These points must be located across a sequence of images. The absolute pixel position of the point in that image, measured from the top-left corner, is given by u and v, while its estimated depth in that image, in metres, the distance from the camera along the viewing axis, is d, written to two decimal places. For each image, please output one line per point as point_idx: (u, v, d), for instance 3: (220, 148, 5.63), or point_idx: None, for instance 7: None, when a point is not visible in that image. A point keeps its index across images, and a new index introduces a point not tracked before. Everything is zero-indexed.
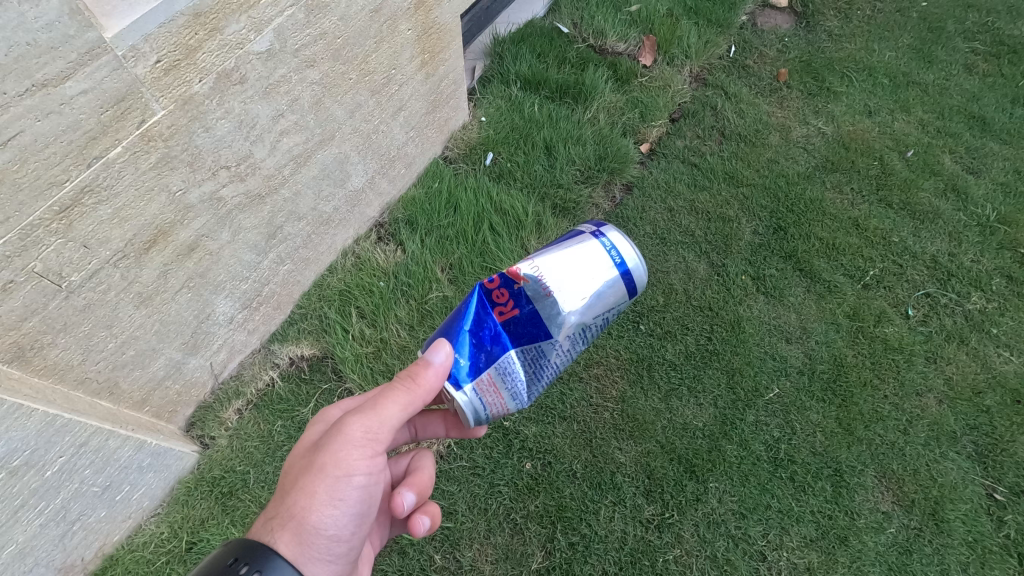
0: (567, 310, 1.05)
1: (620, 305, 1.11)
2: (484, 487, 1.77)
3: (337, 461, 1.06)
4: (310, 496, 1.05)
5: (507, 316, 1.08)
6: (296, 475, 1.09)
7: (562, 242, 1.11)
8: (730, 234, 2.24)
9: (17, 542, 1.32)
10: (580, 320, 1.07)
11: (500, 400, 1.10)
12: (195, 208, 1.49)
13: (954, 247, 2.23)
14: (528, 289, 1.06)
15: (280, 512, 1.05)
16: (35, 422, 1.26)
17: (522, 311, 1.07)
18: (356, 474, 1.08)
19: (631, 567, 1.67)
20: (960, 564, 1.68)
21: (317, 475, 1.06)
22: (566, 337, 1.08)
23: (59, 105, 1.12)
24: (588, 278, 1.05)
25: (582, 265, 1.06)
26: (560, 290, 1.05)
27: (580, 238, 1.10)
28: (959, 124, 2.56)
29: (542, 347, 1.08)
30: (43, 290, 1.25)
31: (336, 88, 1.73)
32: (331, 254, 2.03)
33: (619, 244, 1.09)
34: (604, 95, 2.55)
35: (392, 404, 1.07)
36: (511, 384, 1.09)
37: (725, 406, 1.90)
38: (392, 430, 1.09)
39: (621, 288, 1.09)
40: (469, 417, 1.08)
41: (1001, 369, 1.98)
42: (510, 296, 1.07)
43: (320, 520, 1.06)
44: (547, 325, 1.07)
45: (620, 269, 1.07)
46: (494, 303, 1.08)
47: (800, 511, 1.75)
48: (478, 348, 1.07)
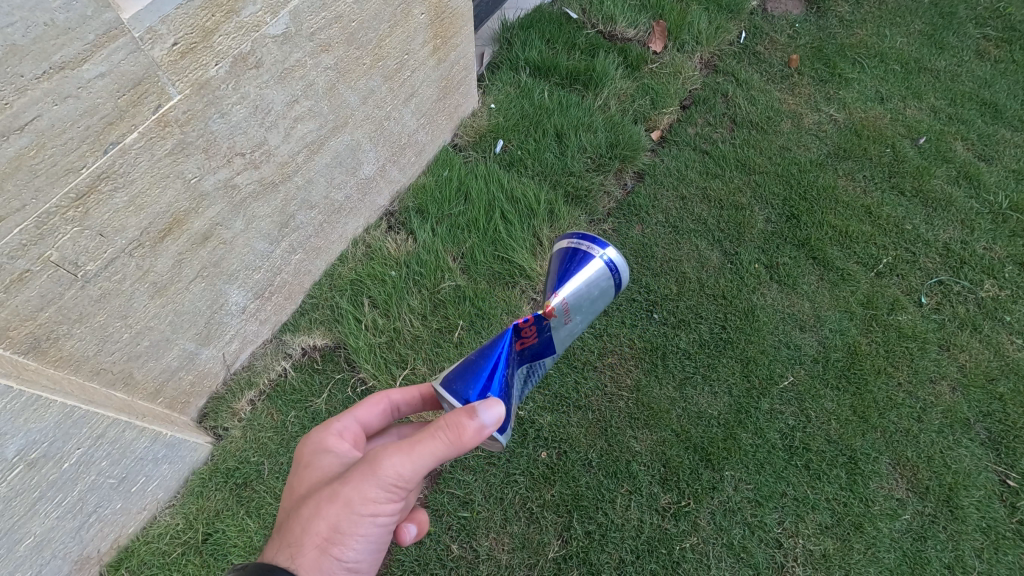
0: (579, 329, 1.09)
1: None
2: (499, 476, 1.77)
3: (368, 499, 0.98)
4: (338, 527, 0.99)
5: (526, 344, 1.05)
6: (321, 502, 1.01)
7: (571, 268, 1.04)
8: (743, 222, 2.22)
9: (35, 534, 1.31)
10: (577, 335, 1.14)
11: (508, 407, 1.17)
12: (209, 196, 1.46)
13: (966, 234, 2.22)
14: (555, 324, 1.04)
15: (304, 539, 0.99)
16: (54, 414, 1.25)
17: (541, 338, 1.06)
18: (386, 509, 1.01)
19: (648, 555, 1.68)
20: (974, 550, 1.69)
21: (348, 507, 0.99)
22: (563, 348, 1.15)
23: (77, 89, 1.10)
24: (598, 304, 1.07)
25: (597, 295, 1.05)
26: (576, 321, 1.07)
27: (587, 262, 1.03)
28: (971, 111, 2.54)
29: (543, 360, 1.15)
30: (59, 280, 1.23)
31: (350, 74, 1.71)
32: (342, 243, 2.00)
33: (626, 266, 1.06)
34: (614, 82, 2.52)
35: (433, 451, 0.95)
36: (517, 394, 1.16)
37: (739, 394, 1.90)
38: (424, 472, 0.99)
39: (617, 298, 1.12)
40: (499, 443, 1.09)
41: (1014, 357, 1.98)
42: (535, 330, 1.04)
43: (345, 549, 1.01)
44: (555, 345, 1.11)
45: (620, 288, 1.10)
46: (519, 337, 1.04)
47: (815, 498, 1.76)
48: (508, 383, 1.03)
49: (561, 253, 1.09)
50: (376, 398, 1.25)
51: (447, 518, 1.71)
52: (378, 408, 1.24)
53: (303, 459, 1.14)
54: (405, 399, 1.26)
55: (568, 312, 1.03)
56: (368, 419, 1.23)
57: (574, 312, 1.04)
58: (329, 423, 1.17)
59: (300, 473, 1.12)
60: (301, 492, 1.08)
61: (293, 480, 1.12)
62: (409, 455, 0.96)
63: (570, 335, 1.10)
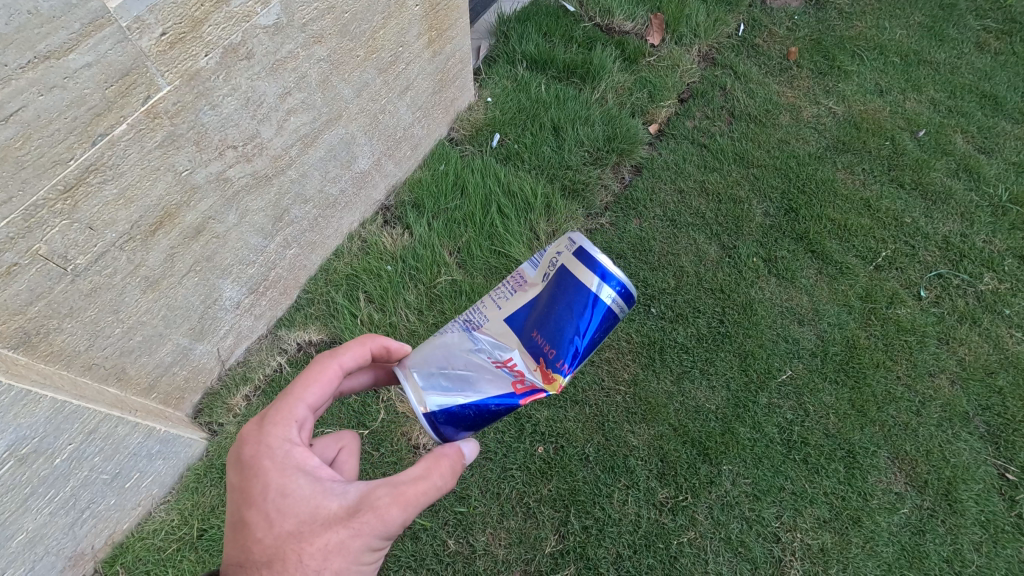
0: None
1: None
2: (496, 471, 1.76)
3: (374, 544, 0.90)
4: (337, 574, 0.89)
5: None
6: (315, 549, 0.88)
7: (594, 329, 1.00)
8: (741, 216, 2.21)
9: (27, 530, 1.30)
10: None
11: None
12: (201, 189, 1.45)
13: (966, 227, 2.21)
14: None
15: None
16: (44, 409, 1.24)
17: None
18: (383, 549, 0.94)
19: (646, 550, 1.67)
20: (973, 544, 1.68)
21: (351, 554, 0.89)
22: None
23: (63, 79, 1.08)
24: None
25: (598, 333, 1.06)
26: None
27: (608, 317, 1.01)
28: (971, 104, 2.53)
29: None
30: (48, 274, 1.22)
31: (343, 66, 1.69)
32: (338, 238, 1.99)
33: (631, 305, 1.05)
34: (612, 75, 2.51)
35: (441, 491, 0.93)
36: None
37: (737, 388, 1.89)
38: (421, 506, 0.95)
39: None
40: None
41: (1014, 350, 1.97)
42: None
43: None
44: None
45: None
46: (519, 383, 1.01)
47: (814, 493, 1.75)
48: None
49: (581, 289, 1.00)
50: (329, 369, 1.03)
51: (444, 513, 1.70)
52: (332, 384, 1.04)
53: (256, 478, 0.94)
54: (359, 362, 1.07)
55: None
56: (320, 403, 1.03)
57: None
58: (285, 425, 0.97)
59: (259, 501, 0.92)
60: (268, 528, 0.90)
61: (247, 510, 0.92)
62: (421, 498, 0.90)
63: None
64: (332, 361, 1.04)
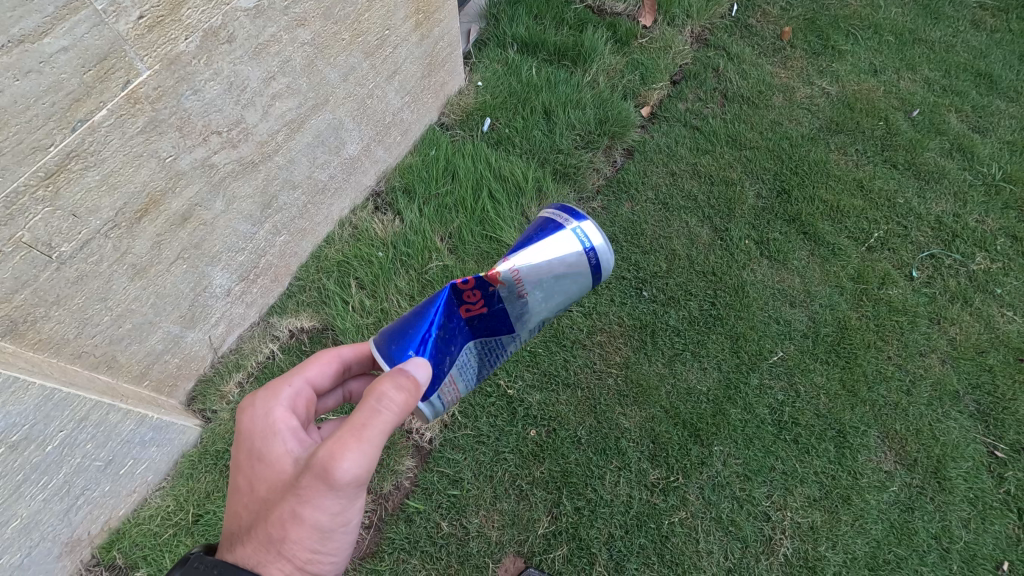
0: (536, 307, 1.00)
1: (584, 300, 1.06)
2: (488, 454, 1.77)
3: (330, 499, 0.91)
4: (299, 530, 0.91)
5: (473, 311, 1.00)
6: (278, 508, 0.92)
7: (539, 236, 0.97)
8: (733, 198, 2.20)
9: (21, 516, 1.31)
10: (545, 317, 1.03)
11: (455, 388, 1.05)
12: (186, 175, 1.45)
13: (959, 207, 2.20)
14: (504, 294, 0.97)
15: (263, 548, 0.91)
16: (33, 396, 1.24)
17: (493, 309, 0.99)
18: (350, 504, 0.94)
19: (637, 530, 1.68)
20: (961, 520, 1.70)
21: (310, 511, 0.91)
22: (527, 331, 1.04)
23: (39, 63, 1.08)
24: (563, 278, 0.98)
25: (559, 265, 0.96)
26: (534, 293, 0.98)
27: (558, 232, 0.97)
28: (966, 82, 2.51)
29: (501, 339, 1.04)
30: (33, 261, 1.22)
31: (329, 50, 1.68)
32: (328, 225, 1.99)
33: (604, 252, 0.98)
34: (603, 57, 2.48)
35: (382, 428, 0.89)
36: (466, 374, 1.05)
37: (728, 370, 1.90)
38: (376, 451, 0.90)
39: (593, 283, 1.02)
40: (426, 414, 1.01)
41: (1004, 329, 1.98)
42: (482, 296, 0.97)
43: (320, 556, 0.96)
44: (513, 322, 1.01)
45: (590, 266, 0.98)
46: (462, 301, 0.98)
47: (804, 472, 1.76)
48: (443, 352, 0.98)
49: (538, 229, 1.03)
50: (327, 356, 1.16)
51: (437, 496, 1.71)
52: (329, 368, 1.16)
53: (241, 445, 1.02)
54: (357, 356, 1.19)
55: (520, 281, 0.95)
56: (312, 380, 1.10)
57: (529, 283, 0.96)
58: (270, 396, 1.07)
59: (244, 467, 1.01)
60: (250, 492, 0.98)
61: (237, 477, 1.01)
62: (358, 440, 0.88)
63: (530, 311, 1.01)
64: (331, 351, 1.16)
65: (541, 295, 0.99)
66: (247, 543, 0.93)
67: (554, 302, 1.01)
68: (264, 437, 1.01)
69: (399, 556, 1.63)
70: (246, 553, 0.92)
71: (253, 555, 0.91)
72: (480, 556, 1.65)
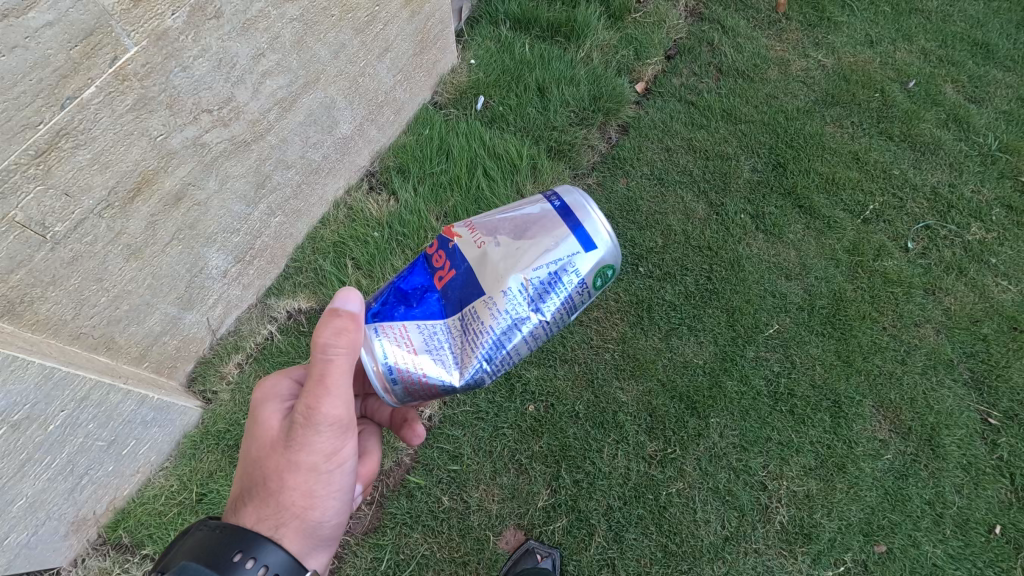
0: (504, 262, 0.84)
1: (582, 267, 0.84)
2: (487, 430, 1.79)
3: (314, 448, 0.95)
4: (293, 481, 0.95)
5: (446, 279, 0.88)
6: (269, 464, 0.96)
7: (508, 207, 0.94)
8: (729, 172, 2.20)
9: (26, 495, 1.33)
10: (521, 276, 0.83)
11: (417, 365, 0.85)
12: (178, 154, 1.44)
13: (955, 177, 2.20)
14: (462, 246, 0.88)
15: (264, 503, 0.95)
16: (33, 374, 1.26)
17: (459, 269, 0.87)
18: (335, 448, 0.97)
19: (635, 501, 1.71)
20: (954, 485, 1.73)
21: (301, 459, 0.95)
22: (504, 295, 0.83)
23: (25, 38, 1.07)
24: (528, 229, 0.86)
25: (523, 220, 0.88)
26: (495, 244, 0.86)
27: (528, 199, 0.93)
28: (962, 53, 2.49)
29: (474, 308, 0.84)
30: (27, 241, 1.22)
31: (318, 26, 1.67)
32: (323, 206, 1.98)
33: (577, 201, 0.87)
34: (597, 33, 2.46)
35: (341, 372, 0.90)
36: (434, 350, 0.85)
37: (725, 343, 1.91)
38: (343, 395, 0.92)
39: (576, 238, 0.84)
40: (372, 377, 0.86)
41: (999, 298, 1.99)
42: (447, 255, 0.89)
43: (321, 505, 0.99)
44: (480, 280, 0.84)
45: (565, 218, 0.85)
46: (434, 269, 0.91)
47: (800, 442, 1.78)
48: (401, 304, 0.89)
49: None
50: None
51: (438, 471, 1.73)
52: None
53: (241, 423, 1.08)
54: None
55: (478, 231, 0.89)
56: None
57: (487, 233, 0.88)
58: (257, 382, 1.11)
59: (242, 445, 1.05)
60: (246, 460, 1.02)
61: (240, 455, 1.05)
62: (323, 386, 0.90)
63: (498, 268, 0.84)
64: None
65: (504, 247, 0.85)
66: (247, 504, 0.96)
67: (522, 255, 0.84)
68: (253, 409, 1.05)
69: (401, 531, 1.66)
70: (250, 512, 0.95)
71: (256, 512, 0.94)
72: (481, 529, 1.67)
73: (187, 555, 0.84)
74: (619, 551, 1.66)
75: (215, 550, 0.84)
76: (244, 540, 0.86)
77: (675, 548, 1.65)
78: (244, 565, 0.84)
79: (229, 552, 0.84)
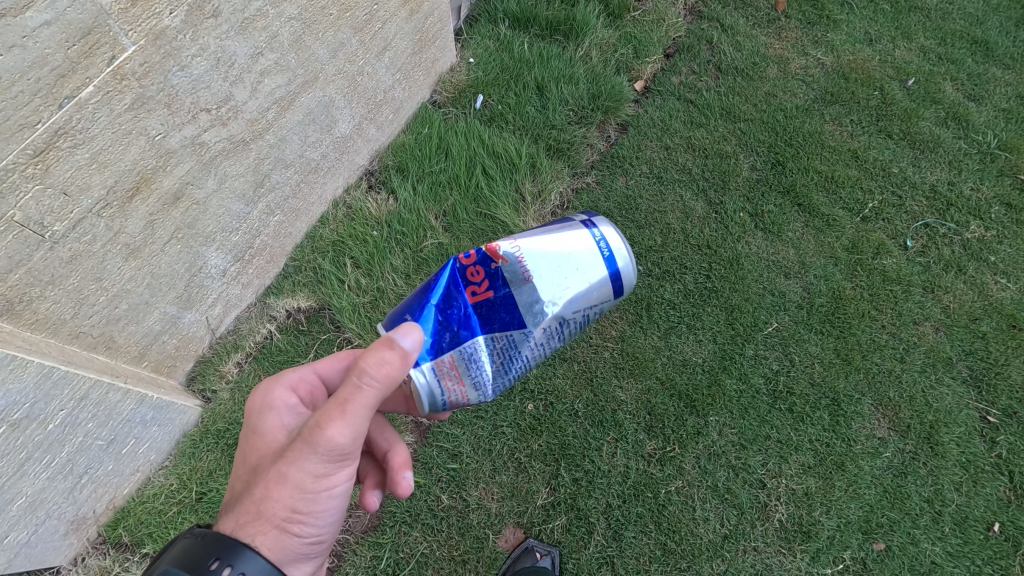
0: (547, 299, 0.90)
1: (604, 304, 0.94)
2: (487, 429, 1.79)
3: (308, 469, 0.93)
4: (280, 494, 0.92)
5: (479, 297, 0.91)
6: (263, 469, 0.95)
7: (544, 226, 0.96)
8: (728, 170, 2.20)
9: (26, 495, 1.34)
10: (559, 312, 0.91)
11: (461, 386, 0.92)
12: (177, 153, 1.44)
13: (954, 175, 2.20)
14: (509, 274, 0.91)
15: (247, 511, 0.93)
16: (32, 373, 1.26)
17: (498, 293, 0.91)
18: (330, 472, 0.95)
19: (635, 499, 1.71)
20: (953, 483, 1.73)
21: (292, 474, 0.92)
22: (542, 329, 0.92)
23: (22, 38, 1.07)
24: (571, 264, 0.91)
25: (566, 252, 0.91)
26: (541, 277, 0.90)
27: (571, 226, 0.94)
28: (962, 50, 2.49)
29: (514, 337, 0.91)
30: (26, 240, 1.22)
31: (316, 25, 1.66)
32: (322, 205, 1.98)
33: (620, 253, 0.93)
34: (596, 31, 2.45)
35: (363, 403, 0.88)
36: (475, 372, 0.92)
37: (724, 341, 1.91)
38: (355, 425, 0.90)
39: (609, 286, 0.93)
40: (422, 400, 0.91)
41: (998, 296, 1.99)
42: (487, 276, 0.91)
43: (301, 524, 0.96)
44: (522, 312, 0.91)
45: (604, 258, 0.92)
46: (467, 281, 0.92)
47: (799, 440, 1.78)
48: (442, 327, 0.91)
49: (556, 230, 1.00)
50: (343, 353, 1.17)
51: (437, 470, 1.73)
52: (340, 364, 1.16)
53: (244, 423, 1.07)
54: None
55: (523, 258, 0.91)
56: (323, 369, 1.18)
57: (533, 263, 0.90)
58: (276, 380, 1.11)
59: (244, 439, 1.05)
60: (245, 461, 1.01)
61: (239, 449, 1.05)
62: (339, 410, 0.88)
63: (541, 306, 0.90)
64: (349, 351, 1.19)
65: (549, 281, 0.90)
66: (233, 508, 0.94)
67: (564, 292, 0.91)
68: (262, 413, 1.05)
69: (401, 529, 1.66)
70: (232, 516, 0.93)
71: (237, 515, 0.93)
72: (480, 528, 1.67)
73: (170, 562, 0.84)
74: (618, 549, 1.66)
75: (195, 557, 0.83)
76: (224, 547, 0.85)
77: (674, 546, 1.66)
78: (220, 573, 0.82)
79: (205, 561, 0.83)
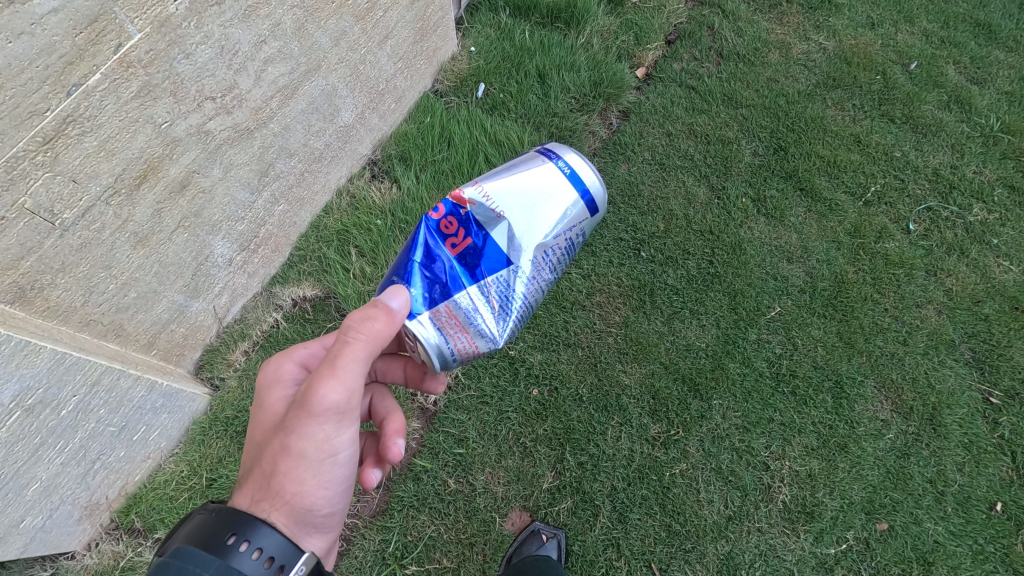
0: (519, 231, 0.91)
1: (584, 226, 0.96)
2: (493, 414, 1.80)
3: (312, 426, 0.92)
4: (284, 460, 0.93)
5: (461, 247, 0.92)
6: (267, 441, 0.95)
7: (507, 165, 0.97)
8: (730, 156, 2.20)
9: (40, 479, 1.36)
10: (539, 242, 0.91)
11: (466, 336, 0.91)
12: (182, 141, 1.45)
13: (956, 158, 2.20)
14: (476, 211, 0.92)
15: (257, 482, 0.93)
16: (45, 359, 1.28)
17: (476, 239, 0.91)
18: (330, 437, 0.95)
19: (640, 481, 1.73)
20: (956, 464, 1.74)
21: (293, 441, 0.93)
22: (529, 263, 0.92)
23: (31, 25, 1.08)
24: (537, 193, 0.92)
25: (530, 182, 0.92)
26: (509, 211, 0.91)
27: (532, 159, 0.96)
28: (964, 33, 2.48)
29: (502, 275, 0.91)
30: (36, 228, 1.24)
31: (319, 13, 1.67)
32: (326, 194, 1.99)
33: (566, 157, 0.94)
34: (597, 19, 2.45)
35: (354, 357, 0.91)
36: (475, 320, 0.91)
37: (726, 326, 1.92)
38: (346, 379, 0.91)
39: (582, 211, 0.94)
40: (432, 360, 0.90)
41: (1000, 279, 1.99)
42: (460, 224, 0.92)
43: (310, 493, 0.95)
44: (504, 250, 0.91)
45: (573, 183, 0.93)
46: (444, 234, 0.93)
47: (802, 422, 1.80)
48: (432, 280, 0.91)
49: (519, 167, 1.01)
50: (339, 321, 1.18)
51: (444, 455, 1.75)
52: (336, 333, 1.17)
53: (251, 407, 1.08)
54: None
55: (489, 197, 0.92)
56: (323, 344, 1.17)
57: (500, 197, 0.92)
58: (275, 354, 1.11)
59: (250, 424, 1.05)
60: (251, 440, 1.01)
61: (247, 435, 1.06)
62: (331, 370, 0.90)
63: (515, 239, 0.91)
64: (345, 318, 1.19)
65: (518, 211, 0.91)
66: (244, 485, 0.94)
67: (541, 222, 0.92)
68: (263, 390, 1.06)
69: (408, 513, 1.68)
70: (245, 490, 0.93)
71: (249, 492, 0.92)
72: (487, 511, 1.69)
73: (183, 542, 0.81)
74: (623, 531, 1.68)
75: (209, 536, 0.81)
76: (240, 523, 0.83)
77: (679, 527, 1.67)
78: (238, 548, 0.81)
79: (222, 537, 0.81)
